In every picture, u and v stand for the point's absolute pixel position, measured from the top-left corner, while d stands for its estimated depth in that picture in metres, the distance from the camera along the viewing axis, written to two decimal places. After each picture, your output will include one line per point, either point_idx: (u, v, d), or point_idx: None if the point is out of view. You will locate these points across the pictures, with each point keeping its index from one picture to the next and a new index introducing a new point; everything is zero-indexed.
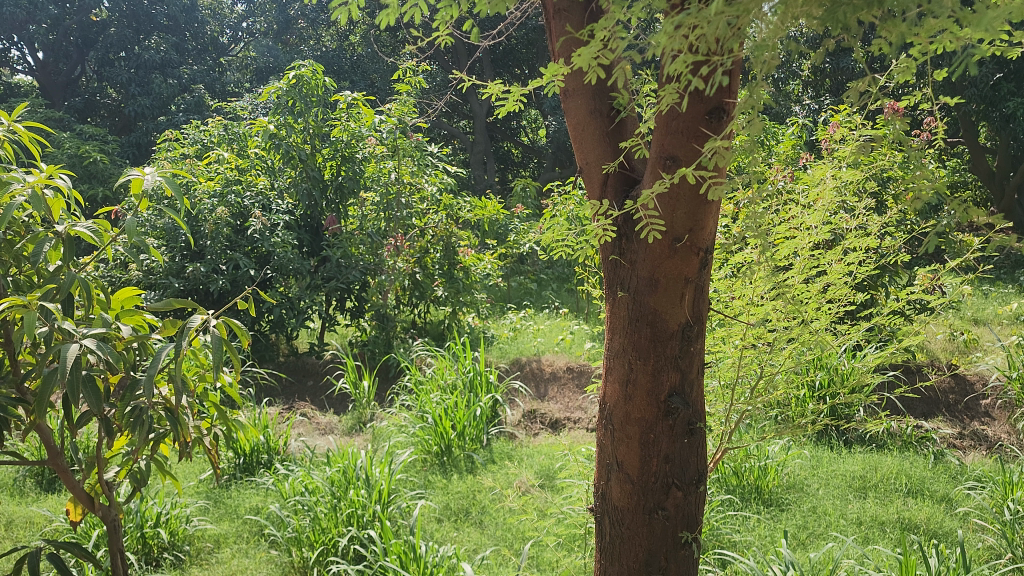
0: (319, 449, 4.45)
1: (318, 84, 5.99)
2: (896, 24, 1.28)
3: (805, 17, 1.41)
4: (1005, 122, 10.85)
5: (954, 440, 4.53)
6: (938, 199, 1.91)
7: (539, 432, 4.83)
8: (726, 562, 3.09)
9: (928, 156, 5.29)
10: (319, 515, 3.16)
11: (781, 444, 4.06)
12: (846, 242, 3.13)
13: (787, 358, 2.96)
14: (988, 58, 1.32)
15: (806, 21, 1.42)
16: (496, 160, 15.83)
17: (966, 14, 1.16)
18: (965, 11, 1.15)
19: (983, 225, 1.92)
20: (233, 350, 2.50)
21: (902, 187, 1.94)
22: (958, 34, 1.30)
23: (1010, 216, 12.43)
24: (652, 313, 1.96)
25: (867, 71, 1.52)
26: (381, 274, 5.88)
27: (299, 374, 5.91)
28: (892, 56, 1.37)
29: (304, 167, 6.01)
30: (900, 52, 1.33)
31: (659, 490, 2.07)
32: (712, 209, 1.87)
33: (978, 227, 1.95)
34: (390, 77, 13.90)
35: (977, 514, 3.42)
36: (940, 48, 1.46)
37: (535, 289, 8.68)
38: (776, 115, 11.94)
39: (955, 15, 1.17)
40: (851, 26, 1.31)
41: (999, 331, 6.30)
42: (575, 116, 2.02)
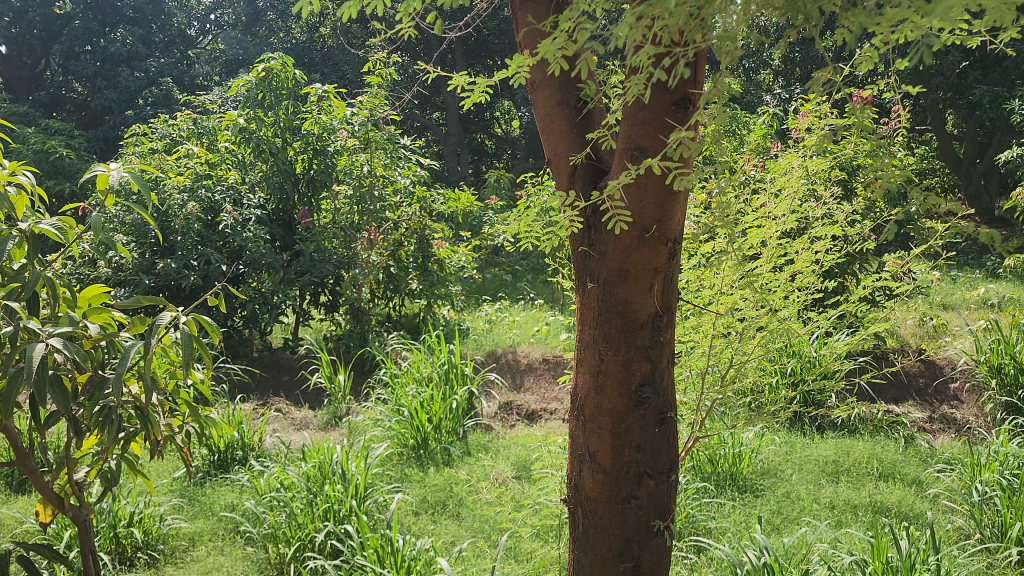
0: (294, 443, 4.43)
1: (288, 76, 5.95)
2: (857, 13, 1.30)
3: (768, 8, 1.41)
4: (970, 109, 11.10)
5: (924, 424, 4.61)
6: (901, 187, 1.93)
7: (515, 424, 4.84)
8: (701, 548, 3.13)
9: (896, 143, 5.37)
10: (295, 511, 3.15)
11: (755, 430, 4.10)
12: (814, 230, 3.14)
13: (756, 346, 2.99)
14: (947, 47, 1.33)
15: (769, 12, 1.43)
16: (471, 151, 15.79)
17: (921, 5, 1.18)
18: (920, 2, 1.17)
19: (946, 212, 1.96)
20: (204, 349, 2.47)
21: (869, 175, 1.95)
22: (917, 26, 1.32)
23: (975, 203, 12.69)
24: (623, 304, 1.97)
25: (831, 61, 1.52)
26: (355, 268, 5.87)
27: (273, 369, 5.87)
28: (854, 46, 1.37)
29: (275, 160, 5.95)
30: (861, 41, 1.33)
31: (631, 479, 2.09)
32: (679, 199, 1.88)
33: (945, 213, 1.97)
34: (360, 69, 13.83)
35: (947, 495, 3.48)
36: (898, 40, 1.48)
37: (510, 281, 8.71)
38: (748, 104, 12.06)
39: (908, 8, 1.19)
40: (810, 17, 1.32)
41: (968, 316, 6.42)
42: (542, 107, 2.02)
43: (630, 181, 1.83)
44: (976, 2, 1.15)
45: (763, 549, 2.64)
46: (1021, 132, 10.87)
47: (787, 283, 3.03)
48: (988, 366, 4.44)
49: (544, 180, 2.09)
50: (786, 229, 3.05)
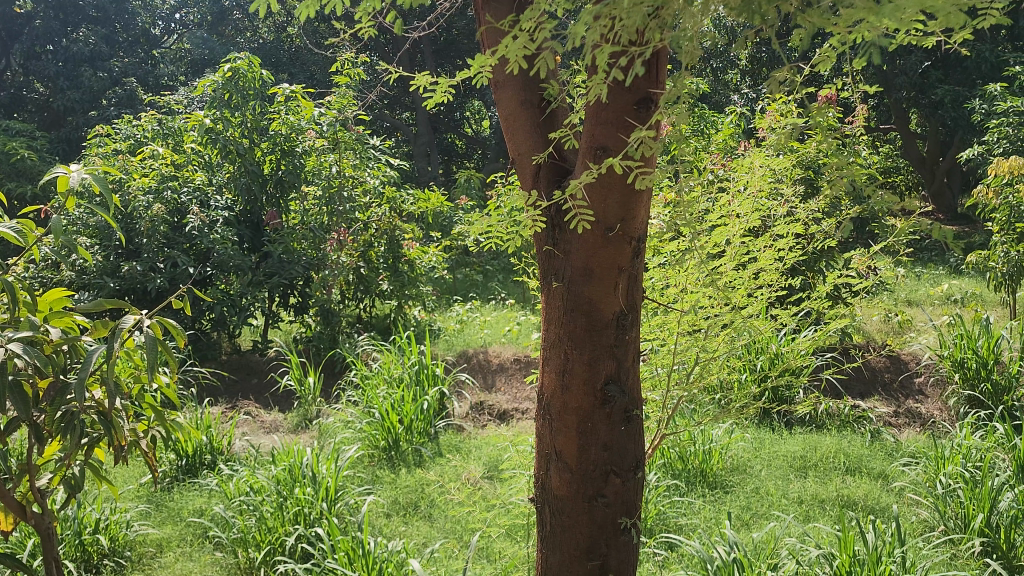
0: (264, 446, 4.38)
1: (255, 76, 5.90)
2: (812, 13, 1.31)
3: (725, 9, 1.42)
4: (932, 108, 11.36)
5: (890, 418, 4.68)
6: (861, 187, 1.95)
7: (487, 424, 4.84)
8: (672, 544, 3.15)
9: (862, 141, 5.46)
10: (265, 514, 3.13)
11: (725, 426, 4.14)
12: (777, 228, 3.18)
13: (720, 344, 3.01)
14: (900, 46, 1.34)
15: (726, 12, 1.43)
16: (441, 151, 15.76)
17: (872, 6, 1.19)
18: (872, 4, 1.18)
19: (906, 211, 1.98)
20: (168, 353, 2.43)
21: (828, 173, 1.96)
22: (872, 26, 1.33)
23: (938, 200, 12.95)
24: (587, 303, 1.98)
25: (789, 61, 1.54)
26: (324, 269, 5.83)
27: (242, 372, 5.81)
28: (811, 47, 1.39)
29: (242, 161, 5.89)
30: (817, 41, 1.35)
31: (598, 478, 2.10)
32: (643, 198, 1.89)
33: (905, 211, 1.99)
34: (328, 69, 13.74)
35: (912, 488, 3.54)
36: (856, 40, 1.49)
37: (481, 281, 8.71)
38: (716, 104, 12.21)
39: (861, 9, 1.20)
40: (766, 18, 1.33)
41: (931, 312, 6.54)
42: (505, 107, 2.02)
43: (593, 180, 1.83)
44: (927, 3, 1.16)
45: (732, 545, 2.67)
46: (982, 131, 11.10)
47: (752, 282, 3.06)
48: (951, 360, 4.52)
49: (508, 180, 2.09)
50: (749, 228, 3.07)
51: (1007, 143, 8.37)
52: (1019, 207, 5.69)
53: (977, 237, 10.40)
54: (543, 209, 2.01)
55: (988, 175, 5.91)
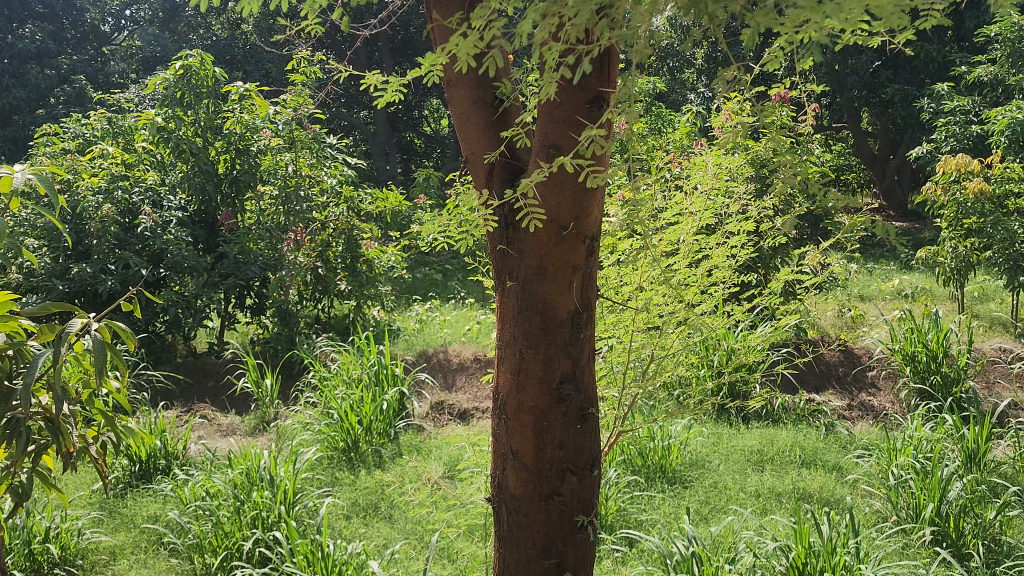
0: (221, 450, 4.32)
1: (207, 74, 5.79)
2: (761, 13, 1.31)
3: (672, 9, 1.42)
4: (883, 107, 11.63)
5: (844, 411, 4.77)
6: (809, 185, 1.97)
7: (448, 424, 4.83)
8: (632, 540, 3.18)
9: (815, 138, 5.55)
10: (221, 519, 3.09)
11: (683, 422, 4.18)
12: (728, 226, 3.21)
13: (675, 341, 3.03)
14: (846, 46, 1.36)
15: (674, 11, 1.44)
16: (399, 150, 15.72)
17: (816, 6, 1.20)
18: (817, 4, 1.19)
19: (853, 208, 2.01)
20: (118, 358, 2.38)
21: (776, 171, 1.98)
22: (818, 26, 1.34)
23: (889, 197, 13.25)
24: (542, 302, 1.99)
25: (737, 61, 1.55)
26: (281, 270, 5.76)
27: (198, 376, 5.71)
28: (759, 47, 1.39)
29: (196, 160, 5.79)
30: (764, 40, 1.36)
31: (554, 477, 2.11)
32: (595, 197, 1.90)
33: (853, 209, 2.02)
34: (284, 67, 13.61)
35: (865, 480, 3.62)
36: (802, 40, 1.50)
37: (441, 280, 8.70)
38: (673, 103, 12.34)
39: (804, 9, 1.21)
40: (714, 17, 1.33)
41: (883, 306, 6.69)
42: (458, 106, 2.01)
43: (547, 179, 1.84)
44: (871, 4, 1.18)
45: (691, 539, 2.70)
46: (929, 129, 11.39)
47: (706, 280, 3.09)
48: (902, 354, 4.61)
49: (462, 180, 2.09)
50: (701, 226, 3.09)
51: (954, 141, 8.59)
52: (966, 203, 5.83)
53: (927, 233, 10.67)
54: (497, 208, 2.01)
55: (936, 172, 6.06)
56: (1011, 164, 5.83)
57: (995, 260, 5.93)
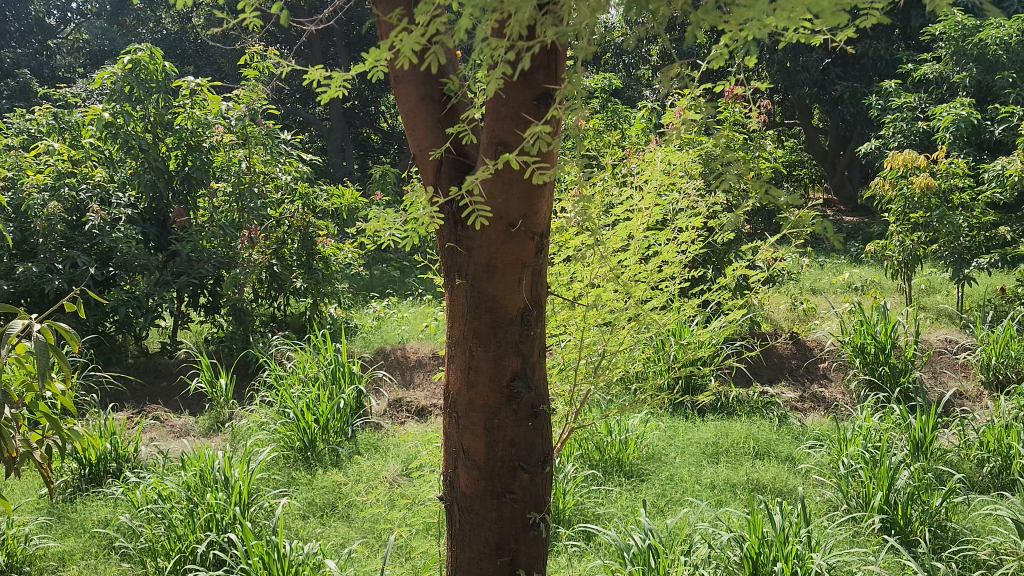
0: (173, 451, 4.25)
1: (157, 68, 5.63)
2: (705, 12, 1.32)
3: (616, 6, 1.42)
4: (834, 104, 11.86)
5: (796, 403, 4.85)
6: (756, 183, 1.99)
7: (405, 421, 4.81)
8: (590, 534, 3.20)
9: (768, 135, 5.65)
10: (174, 522, 3.05)
11: (640, 416, 4.22)
12: (677, 222, 3.23)
13: (626, 337, 3.05)
14: (788, 44, 1.37)
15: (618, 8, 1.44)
16: (355, 146, 15.62)
17: (758, 4, 1.20)
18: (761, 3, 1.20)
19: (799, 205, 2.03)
20: (64, 359, 2.32)
21: (723, 169, 2.00)
22: (761, 24, 1.35)
23: (840, 192, 13.54)
24: (492, 299, 1.99)
25: (684, 59, 1.55)
26: (235, 268, 5.68)
27: (149, 376, 5.61)
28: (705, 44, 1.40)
29: (146, 157, 5.62)
30: (709, 38, 1.36)
31: (506, 475, 2.11)
32: (544, 194, 1.90)
33: (798, 206, 2.04)
34: (236, 62, 13.41)
35: (817, 470, 3.70)
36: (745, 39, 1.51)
37: (399, 277, 8.68)
38: (629, 99, 12.44)
39: (749, 7, 1.21)
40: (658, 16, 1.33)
41: (834, 299, 6.84)
42: (405, 102, 2.00)
43: (494, 175, 1.84)
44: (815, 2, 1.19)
45: (647, 532, 2.73)
46: (878, 126, 11.66)
47: (656, 276, 3.11)
48: (852, 346, 4.71)
49: (410, 177, 2.08)
50: (651, 222, 3.11)
51: (902, 137, 8.81)
52: (913, 197, 5.98)
53: (875, 227, 10.92)
54: (445, 205, 2.00)
55: (885, 168, 6.19)
56: (957, 159, 5.98)
57: (940, 254, 6.09)
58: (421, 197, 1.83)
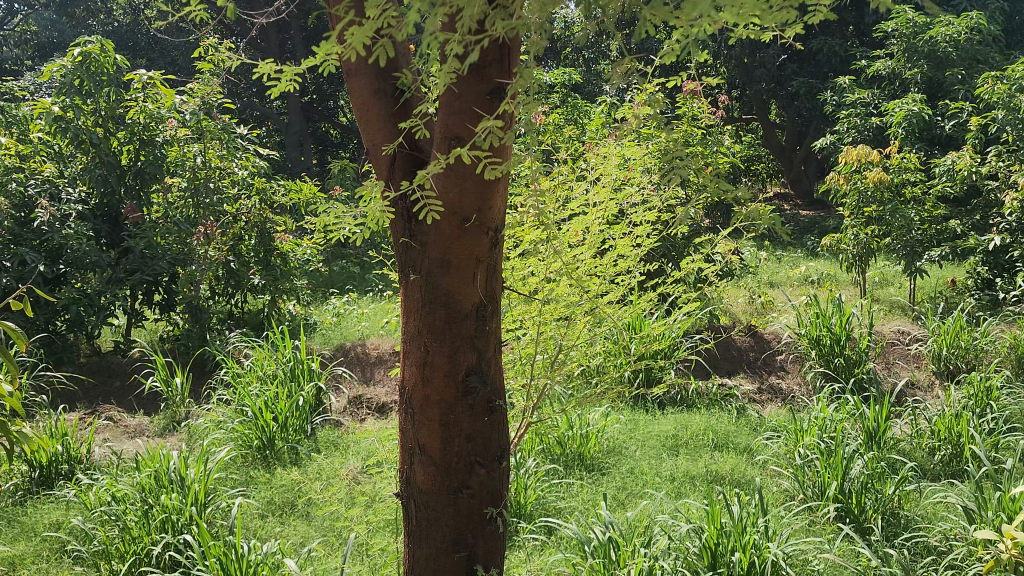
0: (128, 452, 4.18)
1: (109, 61, 5.50)
2: (658, 7, 1.32)
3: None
4: (790, 99, 12.05)
5: (754, 395, 4.92)
6: (708, 179, 2.01)
7: (366, 418, 4.78)
8: (551, 528, 3.22)
9: (726, 130, 5.72)
10: (128, 524, 2.99)
11: (601, 410, 4.24)
12: (633, 215, 3.25)
13: (582, 332, 3.06)
14: (738, 39, 1.37)
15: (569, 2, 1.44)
16: (314, 141, 15.51)
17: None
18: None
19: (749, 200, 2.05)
20: (12, 360, 2.26)
21: (676, 165, 2.00)
22: (713, 20, 1.35)
23: (796, 186, 13.75)
24: (447, 295, 1.98)
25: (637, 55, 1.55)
26: (191, 264, 5.59)
27: (102, 375, 5.50)
28: (657, 39, 1.40)
29: (97, 151, 5.49)
30: (661, 33, 1.36)
31: (462, 470, 2.11)
32: (498, 188, 1.90)
33: (750, 202, 2.06)
34: (191, 54, 13.18)
35: (773, 460, 3.76)
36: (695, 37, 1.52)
37: (359, 273, 8.62)
38: (589, 94, 12.50)
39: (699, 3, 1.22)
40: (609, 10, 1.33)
41: (791, 293, 6.95)
42: (359, 96, 1.98)
43: (447, 170, 1.83)
44: None
45: (607, 525, 2.76)
46: (833, 121, 11.85)
47: (612, 269, 3.12)
48: (808, 338, 4.79)
49: (364, 172, 2.06)
50: (606, 216, 3.12)
51: (856, 132, 8.98)
52: (866, 191, 6.07)
53: (830, 221, 11.11)
54: (399, 200, 1.98)
55: (839, 163, 6.29)
56: (908, 154, 6.11)
57: (893, 247, 6.21)
58: (372, 191, 1.81)
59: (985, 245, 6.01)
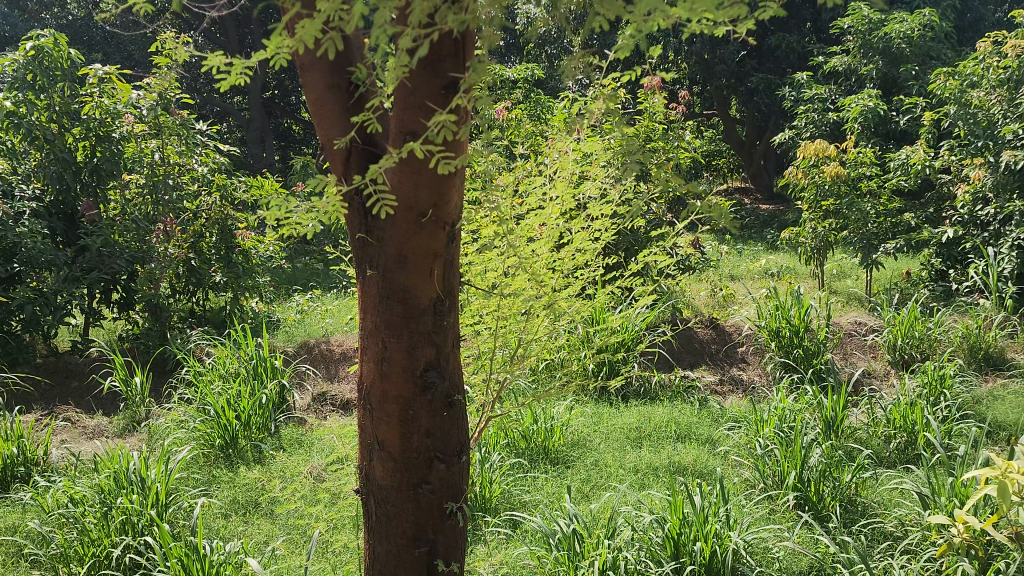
0: (87, 453, 4.11)
1: (62, 55, 5.38)
2: (612, 3, 1.31)
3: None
4: (750, 94, 12.21)
5: (716, 386, 4.99)
6: (663, 174, 2.01)
7: (330, 415, 4.75)
8: (516, 522, 3.23)
9: (688, 125, 5.77)
10: (87, 526, 2.94)
11: (565, 404, 4.27)
12: (591, 210, 3.26)
13: (541, 327, 3.06)
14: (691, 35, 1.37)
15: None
16: (276, 137, 15.37)
17: None
18: None
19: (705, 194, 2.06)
20: None
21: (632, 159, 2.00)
22: (666, 15, 1.35)
23: (756, 181, 13.93)
24: (404, 290, 1.97)
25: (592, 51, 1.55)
26: (150, 262, 5.50)
27: (60, 376, 5.39)
28: (612, 34, 1.39)
29: (51, 147, 5.36)
30: (615, 29, 1.36)
31: (422, 465, 2.11)
32: (454, 183, 1.89)
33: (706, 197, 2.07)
34: (148, 48, 12.95)
35: (735, 451, 3.81)
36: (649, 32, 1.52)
37: (322, 269, 8.56)
38: (552, 90, 12.53)
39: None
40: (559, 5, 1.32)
41: (752, 285, 7.05)
42: (313, 91, 1.96)
43: (402, 165, 1.82)
44: None
45: (571, 517, 2.78)
46: (791, 117, 12.04)
47: (570, 264, 3.13)
48: (768, 330, 4.86)
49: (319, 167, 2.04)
50: (564, 211, 3.12)
51: (814, 127, 9.13)
52: (824, 185, 6.18)
53: (790, 215, 11.28)
54: (354, 195, 1.97)
55: (798, 157, 6.38)
56: (864, 148, 6.21)
57: (850, 240, 6.32)
58: (326, 187, 1.79)
59: (938, 236, 6.20)
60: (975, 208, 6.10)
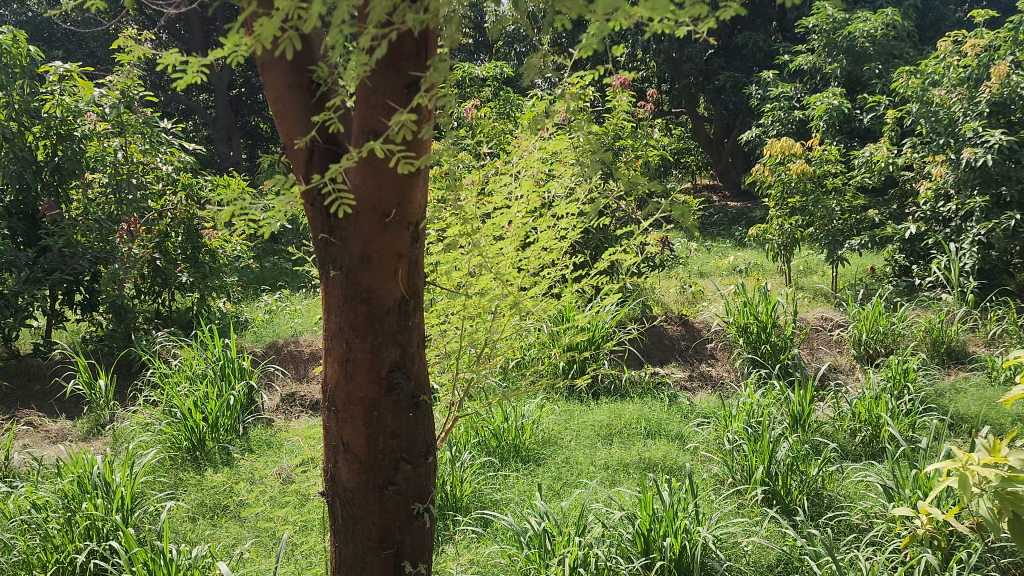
0: (50, 457, 4.04)
1: (21, 52, 5.29)
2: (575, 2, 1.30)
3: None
4: (717, 92, 12.33)
5: (686, 382, 5.02)
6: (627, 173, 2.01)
7: (299, 415, 4.71)
8: (487, 521, 3.23)
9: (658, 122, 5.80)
10: (49, 532, 2.88)
11: (535, 402, 4.27)
12: (558, 208, 3.26)
13: (507, 325, 3.06)
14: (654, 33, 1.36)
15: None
16: (242, 135, 15.21)
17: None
18: None
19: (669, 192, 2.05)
20: None
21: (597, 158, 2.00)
22: (628, 14, 1.34)
23: (724, 178, 14.05)
24: (368, 291, 1.96)
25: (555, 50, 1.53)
26: (113, 263, 5.41)
27: (21, 379, 5.28)
28: (575, 34, 1.38)
29: (10, 146, 5.18)
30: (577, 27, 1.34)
31: (387, 466, 2.10)
32: (416, 182, 1.89)
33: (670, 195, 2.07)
34: (111, 46, 12.74)
35: (704, 446, 3.85)
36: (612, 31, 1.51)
37: (290, 269, 8.49)
38: (521, 88, 12.54)
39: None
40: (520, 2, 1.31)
41: (720, 282, 7.11)
42: (273, 90, 1.94)
43: (364, 164, 1.81)
44: None
45: (542, 515, 2.78)
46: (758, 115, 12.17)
47: (536, 262, 3.12)
48: (736, 326, 4.90)
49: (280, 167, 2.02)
50: (530, 210, 3.11)
51: (780, 125, 9.23)
52: (790, 182, 6.26)
53: (757, 212, 11.40)
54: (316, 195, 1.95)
55: (765, 155, 6.44)
56: (830, 146, 6.27)
57: (816, 236, 6.40)
58: (287, 187, 1.76)
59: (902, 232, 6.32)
60: (936, 205, 6.28)
